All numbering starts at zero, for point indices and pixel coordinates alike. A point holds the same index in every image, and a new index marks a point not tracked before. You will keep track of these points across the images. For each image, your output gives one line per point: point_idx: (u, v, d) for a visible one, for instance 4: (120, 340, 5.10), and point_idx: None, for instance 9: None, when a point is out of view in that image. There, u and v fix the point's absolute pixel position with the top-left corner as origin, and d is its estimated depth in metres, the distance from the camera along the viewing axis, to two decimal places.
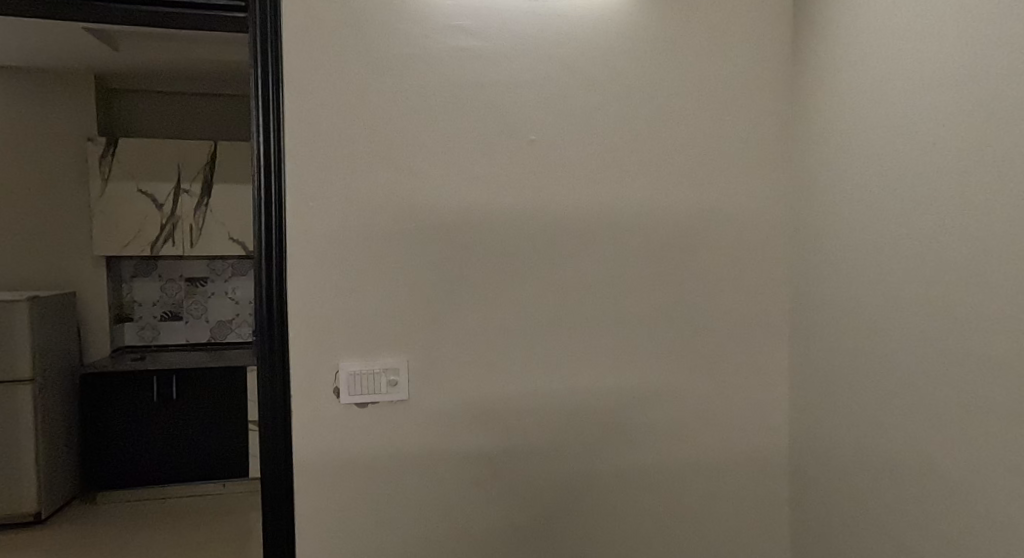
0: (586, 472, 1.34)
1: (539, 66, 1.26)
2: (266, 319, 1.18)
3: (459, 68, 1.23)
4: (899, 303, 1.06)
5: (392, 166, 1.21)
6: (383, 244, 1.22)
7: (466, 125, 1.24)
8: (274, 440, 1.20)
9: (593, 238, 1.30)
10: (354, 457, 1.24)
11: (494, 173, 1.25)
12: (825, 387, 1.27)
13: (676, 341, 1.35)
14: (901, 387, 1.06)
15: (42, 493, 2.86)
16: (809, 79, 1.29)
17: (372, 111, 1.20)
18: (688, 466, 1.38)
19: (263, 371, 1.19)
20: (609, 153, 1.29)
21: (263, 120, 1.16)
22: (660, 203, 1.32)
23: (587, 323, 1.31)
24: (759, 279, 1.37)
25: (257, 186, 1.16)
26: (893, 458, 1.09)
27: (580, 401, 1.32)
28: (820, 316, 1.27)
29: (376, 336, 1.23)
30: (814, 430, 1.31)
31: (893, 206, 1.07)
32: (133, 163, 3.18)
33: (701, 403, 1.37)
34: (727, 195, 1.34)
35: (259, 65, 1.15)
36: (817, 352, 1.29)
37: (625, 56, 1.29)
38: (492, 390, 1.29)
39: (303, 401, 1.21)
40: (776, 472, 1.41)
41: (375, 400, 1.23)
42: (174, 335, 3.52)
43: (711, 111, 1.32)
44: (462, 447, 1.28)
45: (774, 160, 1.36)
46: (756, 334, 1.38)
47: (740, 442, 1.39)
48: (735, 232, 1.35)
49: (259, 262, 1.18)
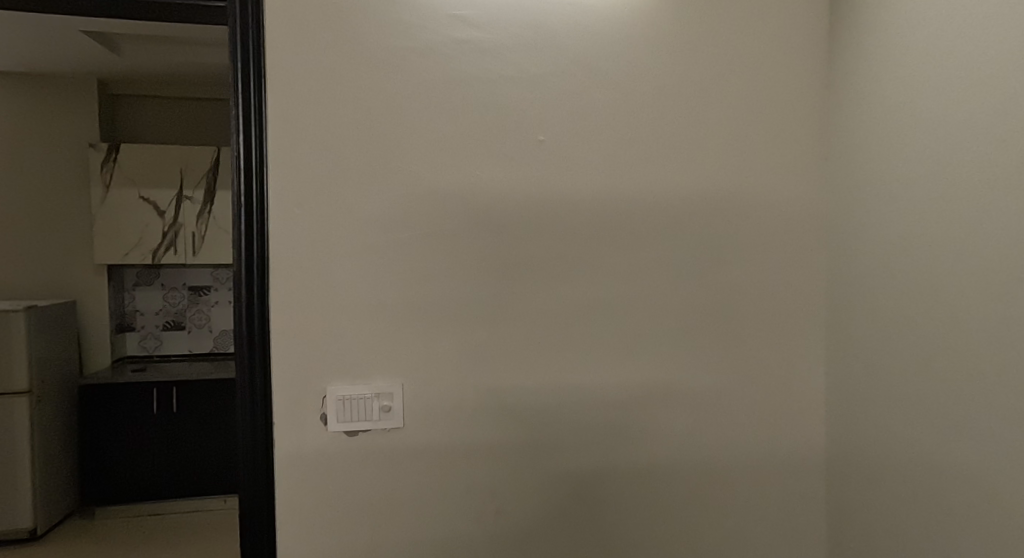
0: (599, 502, 1.22)
1: (547, 60, 1.15)
2: (246, 336, 1.08)
3: (462, 63, 1.12)
4: (955, 323, 0.93)
5: (387, 170, 1.11)
6: (376, 256, 1.11)
7: (469, 124, 1.13)
8: (253, 469, 1.09)
9: (607, 249, 1.19)
10: (344, 488, 1.13)
11: (498, 179, 1.15)
12: (866, 415, 1.14)
13: (697, 362, 1.23)
14: (958, 416, 0.94)
15: (38, 508, 2.78)
16: (847, 75, 1.18)
17: (365, 110, 1.10)
18: (712, 498, 1.26)
19: (242, 393, 1.08)
20: (626, 156, 1.18)
21: (244, 120, 1.06)
22: (681, 211, 1.21)
23: (600, 342, 1.20)
24: (791, 293, 1.25)
25: (237, 189, 1.06)
26: (949, 494, 0.96)
27: (592, 427, 1.21)
28: (860, 334, 1.15)
29: (368, 357, 1.12)
30: (854, 461, 1.19)
31: (947, 211, 0.95)
32: (135, 169, 3.11)
33: (725, 430, 1.25)
34: (755, 200, 1.23)
35: (239, 58, 1.06)
36: (857, 373, 1.17)
37: (644, 49, 1.18)
38: (496, 414, 1.17)
39: (287, 427, 1.10)
40: (811, 504, 1.29)
41: (367, 428, 1.12)
42: (176, 345, 3.44)
43: (736, 109, 1.21)
44: (463, 477, 1.17)
45: (806, 163, 1.24)
46: (786, 356, 1.26)
47: (769, 471, 1.27)
48: (763, 242, 1.24)
49: (238, 273, 1.08)
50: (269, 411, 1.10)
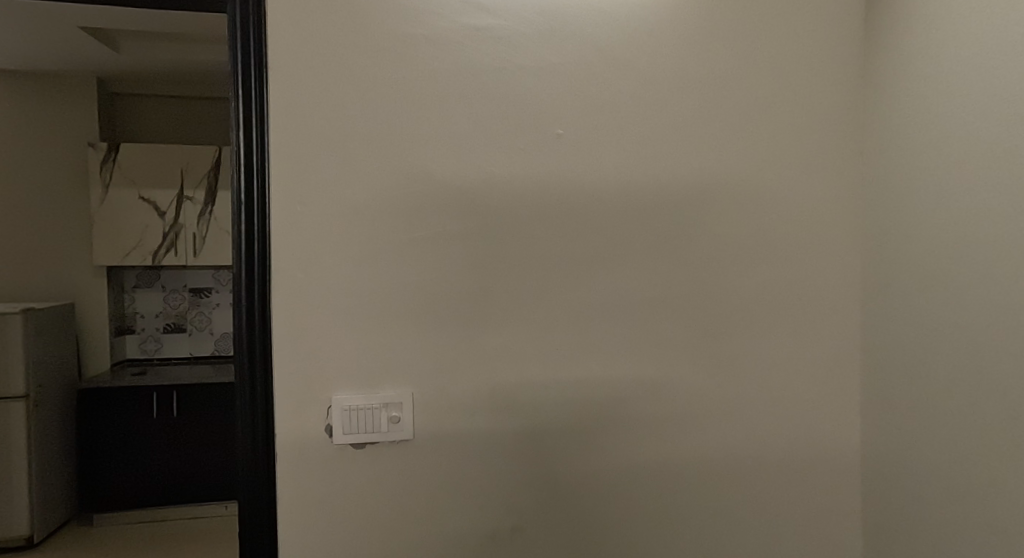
0: (620, 515, 1.16)
1: (567, 49, 1.09)
2: (246, 343, 1.02)
3: (478, 52, 1.06)
4: (1013, 327, 0.87)
5: (398, 165, 1.05)
6: (386, 256, 1.05)
7: (487, 117, 1.07)
8: (254, 486, 1.03)
9: (630, 249, 1.13)
10: (352, 502, 1.07)
11: (515, 174, 1.08)
12: (908, 426, 1.08)
13: (724, 368, 1.17)
14: (1015, 427, 0.87)
15: (35, 515, 2.72)
16: (886, 65, 1.11)
17: (376, 101, 1.04)
18: (739, 510, 1.19)
19: (241, 404, 1.02)
20: (651, 151, 1.12)
21: (244, 112, 1.00)
22: (708, 208, 1.14)
23: (623, 347, 1.14)
24: (825, 295, 1.18)
25: (236, 188, 1.00)
26: (1004, 511, 0.90)
27: (614, 435, 1.15)
28: (902, 340, 1.09)
29: (377, 364, 1.06)
30: (893, 472, 1.12)
31: (1003, 208, 0.88)
32: (135, 169, 3.05)
33: (755, 440, 1.19)
34: (785, 197, 1.16)
35: (239, 48, 1.00)
36: (898, 380, 1.10)
37: (670, 37, 1.12)
38: (513, 423, 1.11)
39: (290, 439, 1.04)
40: (845, 518, 1.22)
41: (373, 440, 1.05)
42: (177, 348, 3.38)
43: (766, 101, 1.15)
44: (478, 489, 1.11)
45: (839, 158, 1.17)
46: (818, 362, 1.19)
47: (799, 481, 1.21)
48: (795, 241, 1.17)
49: (238, 275, 1.01)
50: (270, 423, 1.03)
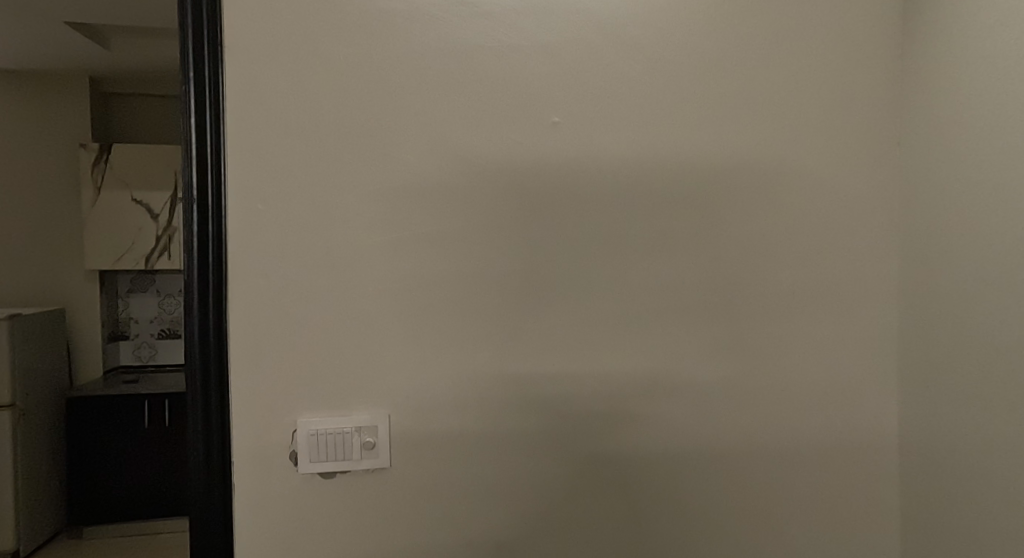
0: (626, 545, 1.04)
1: (565, 26, 0.97)
2: (199, 358, 0.90)
3: (466, 31, 0.95)
4: None
5: (374, 157, 0.94)
6: (361, 259, 0.94)
7: (476, 103, 0.96)
8: (207, 520, 0.91)
9: (635, 250, 1.01)
10: (324, 533, 0.95)
11: (507, 167, 0.97)
12: (955, 449, 0.95)
13: (741, 382, 1.05)
14: None
15: (20, 528, 2.62)
16: (926, 43, 0.99)
17: (351, 86, 0.93)
18: (758, 539, 1.07)
19: (193, 427, 0.90)
20: (659, 141, 1.00)
21: (195, 95, 0.88)
22: (723, 203, 1.02)
23: (628, 360, 1.02)
24: (854, 302, 1.06)
25: (188, 182, 0.88)
26: None
27: (618, 456, 1.02)
28: (946, 352, 0.96)
29: (351, 380, 0.95)
30: (937, 500, 0.99)
31: None
32: (128, 171, 2.97)
33: (775, 462, 1.06)
34: (809, 192, 1.04)
35: (191, 25, 0.88)
36: (941, 397, 0.97)
37: (682, 14, 1.00)
38: (504, 444, 0.99)
39: (253, 463, 0.93)
40: (879, 548, 1.10)
41: (344, 470, 0.94)
42: (173, 355, 3.29)
43: (789, 85, 1.03)
44: (465, 516, 0.99)
45: (872, 149, 1.05)
46: (846, 376, 1.07)
47: (824, 507, 1.08)
48: (821, 240, 1.05)
49: (189, 279, 0.90)
50: (226, 448, 0.92)
